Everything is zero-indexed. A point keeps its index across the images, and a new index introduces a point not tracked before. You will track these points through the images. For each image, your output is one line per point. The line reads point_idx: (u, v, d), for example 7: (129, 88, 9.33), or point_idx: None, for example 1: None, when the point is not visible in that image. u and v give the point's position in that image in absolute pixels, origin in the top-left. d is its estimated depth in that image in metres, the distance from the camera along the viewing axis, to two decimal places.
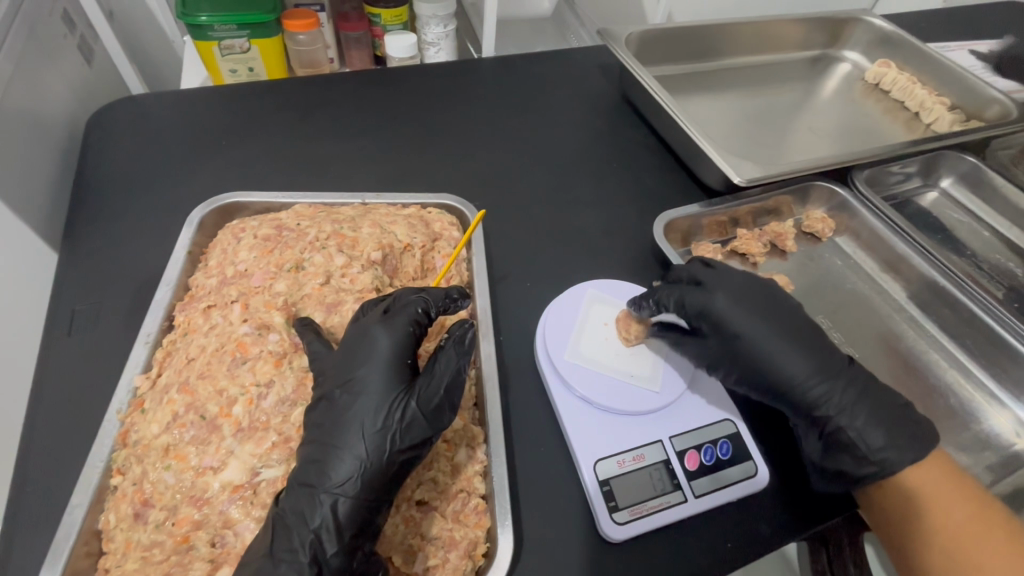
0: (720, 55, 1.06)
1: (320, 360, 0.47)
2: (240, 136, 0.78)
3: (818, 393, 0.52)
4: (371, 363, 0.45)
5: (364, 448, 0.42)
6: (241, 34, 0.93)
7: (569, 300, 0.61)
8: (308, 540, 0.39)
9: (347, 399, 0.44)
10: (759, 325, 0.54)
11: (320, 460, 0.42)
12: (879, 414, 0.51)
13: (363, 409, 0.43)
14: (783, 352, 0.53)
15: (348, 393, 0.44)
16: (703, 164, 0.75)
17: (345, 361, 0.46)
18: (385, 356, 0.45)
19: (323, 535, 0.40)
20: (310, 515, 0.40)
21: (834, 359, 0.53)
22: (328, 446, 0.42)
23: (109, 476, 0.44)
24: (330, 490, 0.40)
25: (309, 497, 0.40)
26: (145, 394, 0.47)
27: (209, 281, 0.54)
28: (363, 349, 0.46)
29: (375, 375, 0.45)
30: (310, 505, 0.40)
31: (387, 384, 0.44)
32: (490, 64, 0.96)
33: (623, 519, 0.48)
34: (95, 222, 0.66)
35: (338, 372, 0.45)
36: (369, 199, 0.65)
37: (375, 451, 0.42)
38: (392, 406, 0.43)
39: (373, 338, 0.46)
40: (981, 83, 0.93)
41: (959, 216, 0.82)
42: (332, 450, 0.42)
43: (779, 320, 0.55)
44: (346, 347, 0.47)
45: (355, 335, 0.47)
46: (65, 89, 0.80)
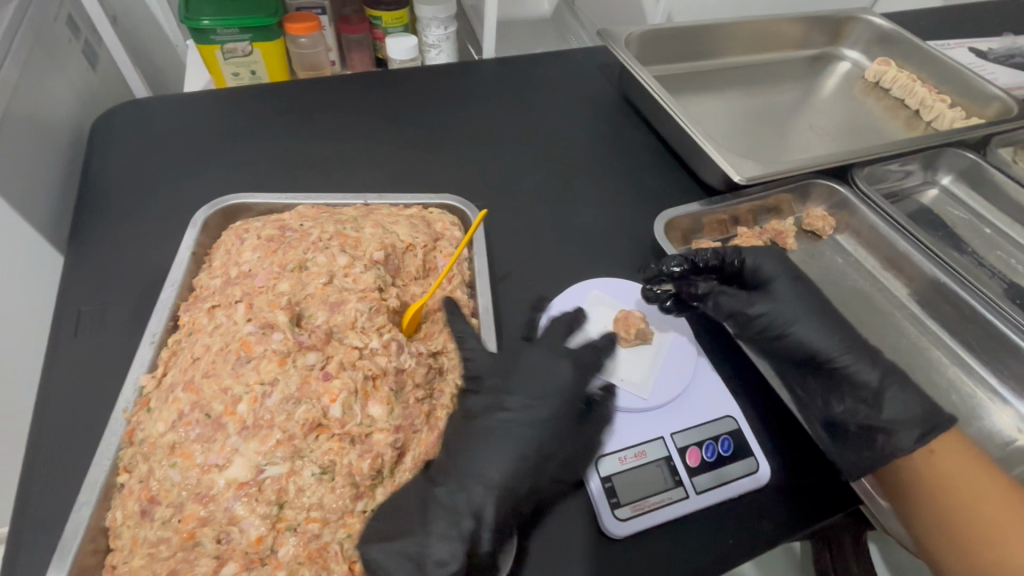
0: (719, 55, 1.06)
1: (482, 365, 0.54)
2: (244, 138, 0.78)
3: (842, 367, 0.58)
4: (558, 390, 0.53)
5: (526, 462, 0.50)
6: (243, 37, 0.94)
7: (571, 298, 0.63)
8: (468, 529, 0.46)
9: (527, 416, 0.52)
10: (794, 304, 0.61)
11: (482, 465, 0.49)
12: (898, 391, 0.56)
13: (535, 432, 0.51)
14: (812, 331, 0.60)
15: (532, 412, 0.52)
16: (704, 163, 0.75)
17: (528, 386, 0.54)
18: (567, 388, 0.53)
19: (480, 525, 0.46)
20: (470, 510, 0.46)
21: (856, 342, 0.59)
22: (496, 455, 0.50)
23: (116, 474, 0.44)
24: (490, 489, 0.48)
25: (472, 493, 0.47)
26: (150, 393, 0.47)
27: (213, 282, 0.54)
28: (550, 378, 0.54)
29: (556, 401, 0.53)
30: (474, 497, 0.47)
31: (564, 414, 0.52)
32: (490, 64, 0.96)
33: (624, 516, 0.48)
34: (102, 222, 0.66)
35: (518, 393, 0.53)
36: (371, 200, 0.66)
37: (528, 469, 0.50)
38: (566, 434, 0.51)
39: (557, 369, 0.54)
40: (980, 80, 0.93)
41: (959, 213, 0.83)
42: (500, 458, 0.50)
43: (813, 305, 0.61)
44: (528, 368, 0.55)
45: (538, 364, 0.55)
46: (70, 93, 0.80)
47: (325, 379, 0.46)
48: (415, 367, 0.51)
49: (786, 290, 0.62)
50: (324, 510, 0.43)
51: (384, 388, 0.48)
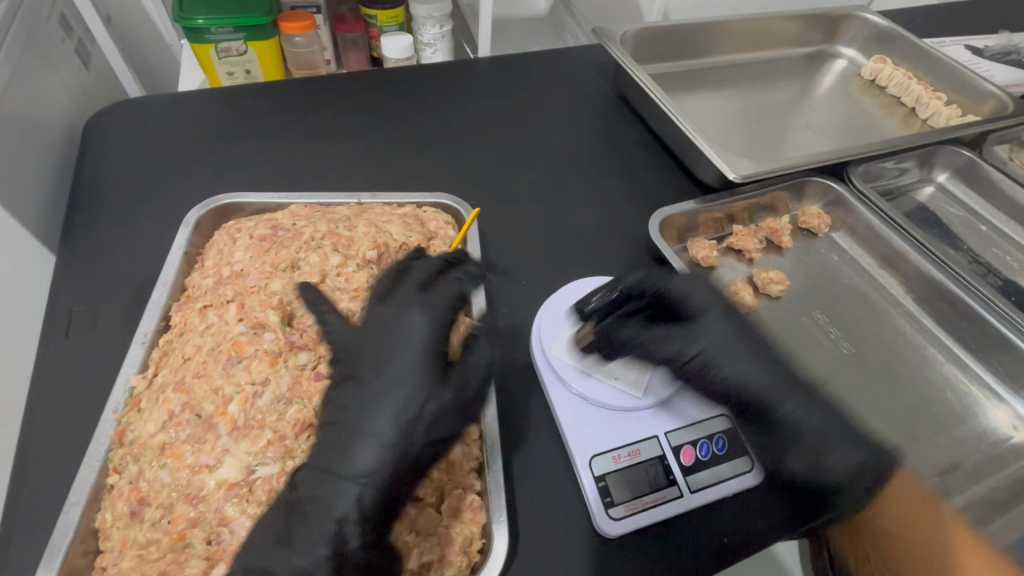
0: (715, 53, 1.06)
1: (340, 340, 0.48)
2: (238, 138, 0.78)
3: (785, 409, 0.52)
4: (411, 343, 0.48)
5: (389, 435, 0.44)
6: (237, 36, 0.94)
7: (567, 296, 0.61)
8: (331, 530, 0.40)
9: (379, 380, 0.46)
10: (725, 339, 0.56)
11: (343, 445, 0.43)
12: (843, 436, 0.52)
13: (398, 402, 0.45)
14: (748, 368, 0.54)
15: (383, 379, 0.46)
16: (699, 161, 0.75)
17: (381, 342, 0.48)
18: (421, 338, 0.48)
19: (350, 521, 0.41)
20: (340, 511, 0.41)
21: (792, 379, 0.55)
22: (352, 432, 0.44)
23: (105, 475, 0.44)
24: (353, 479, 0.42)
25: (331, 486, 0.42)
26: (141, 394, 0.47)
27: (205, 282, 0.54)
28: (403, 331, 0.49)
29: (413, 357, 0.47)
30: (340, 495, 0.42)
31: (420, 370, 0.47)
32: (485, 63, 0.96)
33: (618, 515, 0.48)
34: (93, 222, 0.66)
35: (371, 351, 0.48)
36: (365, 199, 0.65)
37: (399, 443, 0.44)
38: (426, 395, 0.46)
39: (409, 321, 0.49)
40: (976, 78, 0.93)
41: (955, 211, 0.82)
42: (358, 435, 0.44)
43: (748, 339, 0.56)
44: (381, 327, 0.49)
45: (393, 320, 0.49)
46: (63, 93, 0.80)
47: (317, 380, 0.48)
48: None
49: (718, 326, 0.57)
50: None
51: None
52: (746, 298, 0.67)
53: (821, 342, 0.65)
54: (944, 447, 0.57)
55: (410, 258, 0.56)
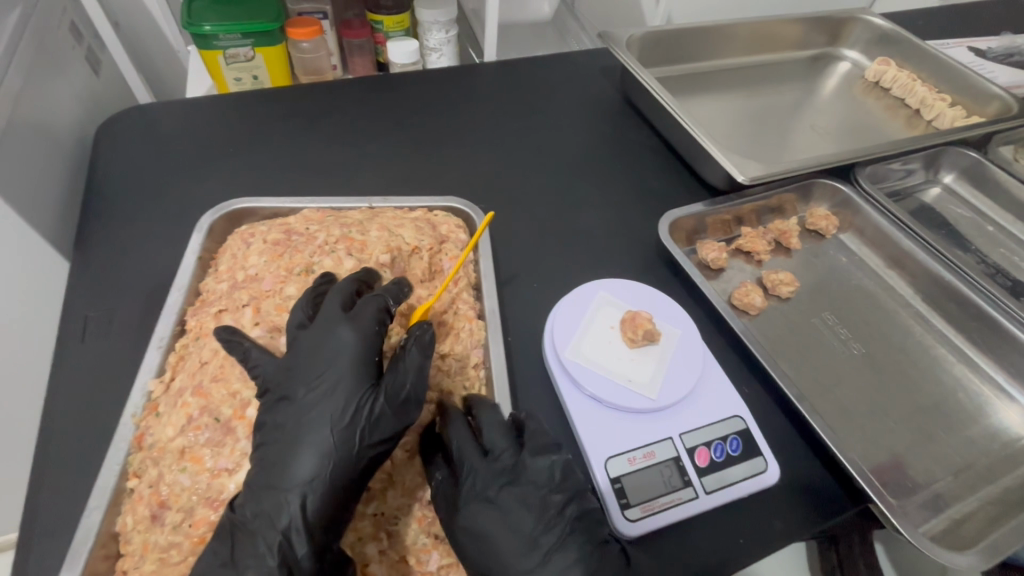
0: (719, 57, 1.06)
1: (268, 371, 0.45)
2: (248, 143, 0.79)
3: None
4: (336, 360, 0.45)
5: (327, 442, 0.42)
6: (245, 42, 0.94)
7: (578, 300, 0.62)
8: (276, 541, 0.40)
9: (311, 394, 0.44)
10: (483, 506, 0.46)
11: (282, 460, 0.42)
12: None
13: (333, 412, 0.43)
14: None
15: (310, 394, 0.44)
16: (707, 164, 0.76)
17: (308, 359, 0.45)
18: (353, 350, 0.45)
19: (294, 528, 0.40)
20: (280, 520, 0.40)
21: None
22: (288, 447, 0.42)
23: (125, 479, 0.44)
24: (295, 489, 0.41)
25: (272, 496, 0.41)
26: (159, 398, 0.47)
27: (220, 286, 0.54)
28: (328, 346, 0.46)
29: (346, 364, 0.45)
30: (277, 507, 0.40)
31: (357, 378, 0.45)
32: (492, 67, 0.96)
33: (635, 516, 0.48)
34: (106, 228, 0.67)
35: (302, 371, 0.45)
36: (376, 203, 0.66)
37: (341, 446, 0.42)
38: (360, 402, 0.44)
39: (338, 335, 0.46)
40: (981, 79, 0.94)
41: (962, 211, 0.83)
42: (295, 446, 0.42)
43: (535, 521, 0.45)
44: (306, 345, 0.46)
45: (318, 335, 0.46)
46: (73, 99, 0.81)
47: None
48: None
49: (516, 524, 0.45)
50: None
51: None
52: (757, 299, 0.67)
53: (831, 343, 0.65)
54: (957, 447, 0.57)
55: (319, 285, 0.52)
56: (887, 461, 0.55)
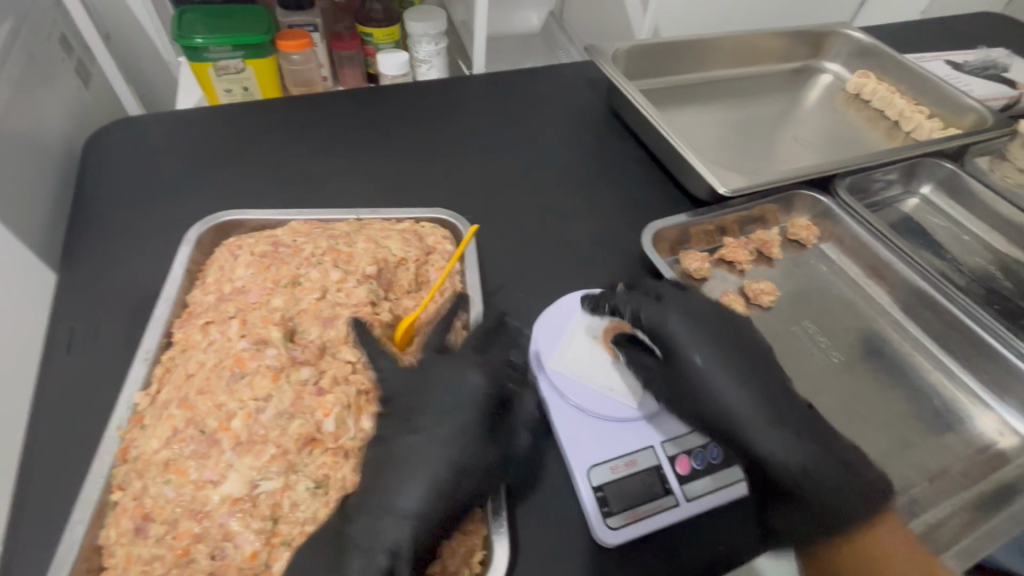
0: (704, 69, 1.08)
1: (394, 383, 0.51)
2: (237, 155, 0.79)
3: (753, 435, 0.52)
4: (467, 404, 0.51)
5: (438, 481, 0.46)
6: (235, 55, 0.95)
7: (562, 310, 0.62)
8: (383, 563, 0.42)
9: (437, 430, 0.49)
10: (712, 360, 0.55)
11: (392, 485, 0.46)
12: (821, 462, 0.51)
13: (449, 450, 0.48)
14: (725, 389, 0.54)
15: (437, 431, 0.49)
16: (690, 176, 0.77)
17: (430, 403, 0.51)
18: (476, 394, 0.51)
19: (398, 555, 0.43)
20: (384, 541, 0.43)
21: (771, 395, 0.54)
22: (402, 474, 0.46)
23: (109, 492, 0.44)
24: (405, 515, 0.44)
25: (386, 519, 0.44)
26: (144, 410, 0.48)
27: (207, 298, 0.55)
28: (459, 388, 0.52)
29: (471, 408, 0.51)
30: (393, 528, 0.44)
31: (479, 424, 0.50)
32: (480, 79, 0.98)
33: (617, 524, 0.49)
34: (95, 239, 0.67)
35: (428, 407, 0.50)
36: (364, 215, 0.66)
37: (451, 477, 0.47)
38: (480, 445, 0.49)
39: (468, 379, 0.52)
40: (957, 92, 0.96)
41: (939, 221, 0.85)
42: (408, 474, 0.46)
43: (718, 331, 0.57)
44: (430, 387, 0.52)
45: (445, 380, 0.52)
46: (63, 111, 0.81)
47: (319, 394, 0.47)
48: None
49: (701, 329, 0.57)
50: (319, 525, 0.44)
51: (374, 403, 0.50)
52: (738, 309, 0.68)
53: (811, 351, 0.67)
54: (932, 452, 0.58)
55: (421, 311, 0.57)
56: None
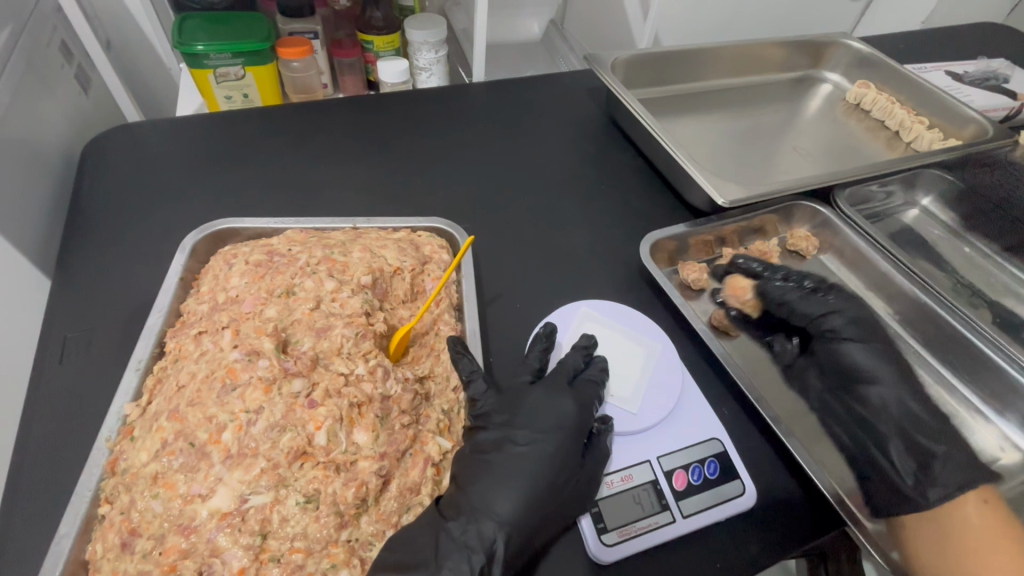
0: (704, 77, 1.08)
1: (489, 403, 0.54)
2: (234, 162, 0.79)
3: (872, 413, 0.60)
4: (561, 425, 0.51)
5: (527, 495, 0.48)
6: (236, 62, 0.95)
7: (561, 322, 0.63)
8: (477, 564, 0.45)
9: (531, 446, 0.50)
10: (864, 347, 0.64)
11: (483, 495, 0.47)
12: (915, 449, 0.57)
13: (546, 461, 0.49)
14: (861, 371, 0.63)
15: (538, 445, 0.50)
16: (689, 185, 0.77)
17: (530, 419, 0.52)
18: (570, 418, 0.51)
19: (491, 560, 0.45)
20: (482, 539, 0.46)
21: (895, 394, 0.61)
22: (497, 484, 0.48)
23: (97, 505, 0.44)
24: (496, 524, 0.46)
25: (484, 519, 0.46)
26: (135, 422, 0.47)
27: (201, 307, 0.54)
28: (553, 411, 0.52)
29: (559, 432, 0.51)
30: (482, 532, 0.46)
31: (571, 447, 0.50)
32: (480, 87, 0.98)
33: (612, 541, 0.48)
34: (90, 248, 0.67)
35: (520, 425, 0.52)
36: (360, 224, 0.66)
37: (542, 494, 0.48)
38: (570, 468, 0.49)
39: (559, 403, 0.52)
40: (958, 103, 0.96)
41: (939, 233, 0.84)
42: (500, 486, 0.48)
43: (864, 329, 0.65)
44: (532, 402, 0.53)
45: (542, 400, 0.53)
46: (62, 118, 0.81)
47: (311, 407, 0.46)
48: (401, 394, 0.50)
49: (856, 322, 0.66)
50: (308, 541, 0.42)
51: (369, 415, 0.48)
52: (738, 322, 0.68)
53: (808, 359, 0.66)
54: None
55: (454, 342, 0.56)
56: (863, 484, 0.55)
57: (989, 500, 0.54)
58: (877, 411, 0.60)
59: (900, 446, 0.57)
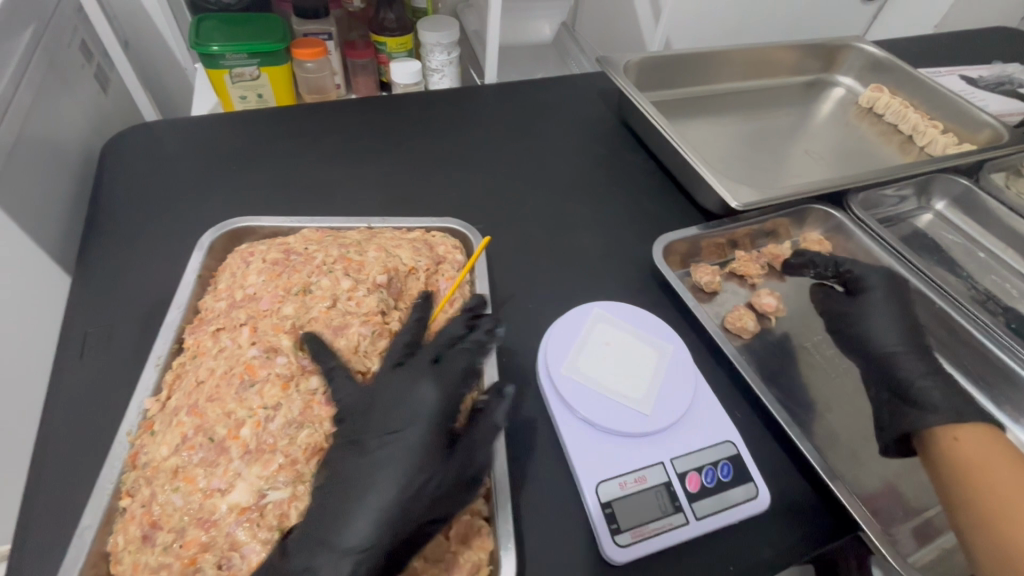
0: (716, 81, 1.08)
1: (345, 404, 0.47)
2: (250, 162, 0.80)
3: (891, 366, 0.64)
4: (418, 418, 0.46)
5: (387, 512, 0.42)
6: (251, 62, 0.96)
7: (571, 323, 0.62)
8: None
9: (386, 451, 0.45)
10: (889, 306, 0.68)
11: (338, 516, 0.42)
12: (938, 393, 0.59)
13: (404, 460, 0.44)
14: (884, 326, 0.66)
15: (389, 447, 0.45)
16: (702, 189, 0.77)
17: (386, 408, 0.47)
18: (431, 413, 0.46)
19: None
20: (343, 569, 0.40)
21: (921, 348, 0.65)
22: (347, 503, 0.43)
23: (118, 498, 0.44)
24: (347, 552, 0.40)
25: (336, 546, 0.41)
26: (155, 416, 0.48)
27: (218, 304, 0.55)
28: (410, 403, 0.47)
29: (418, 429, 0.46)
30: (332, 563, 0.40)
31: (432, 451, 0.45)
32: (492, 89, 0.98)
33: (625, 542, 0.48)
34: (109, 246, 0.67)
35: (374, 423, 0.46)
36: (375, 224, 0.67)
37: (401, 512, 0.42)
38: (429, 472, 0.44)
39: (420, 395, 0.47)
40: (972, 107, 0.95)
41: (953, 237, 0.84)
42: (353, 504, 0.42)
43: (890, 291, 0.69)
44: (384, 395, 0.48)
45: (398, 388, 0.48)
46: (81, 116, 0.82)
47: (327, 404, 0.49)
48: None
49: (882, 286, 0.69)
50: None
51: None
52: (750, 324, 0.67)
53: (820, 362, 0.66)
54: None
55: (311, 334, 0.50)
56: (877, 488, 0.55)
57: (959, 436, 0.55)
58: (899, 363, 0.64)
59: (905, 397, 0.61)
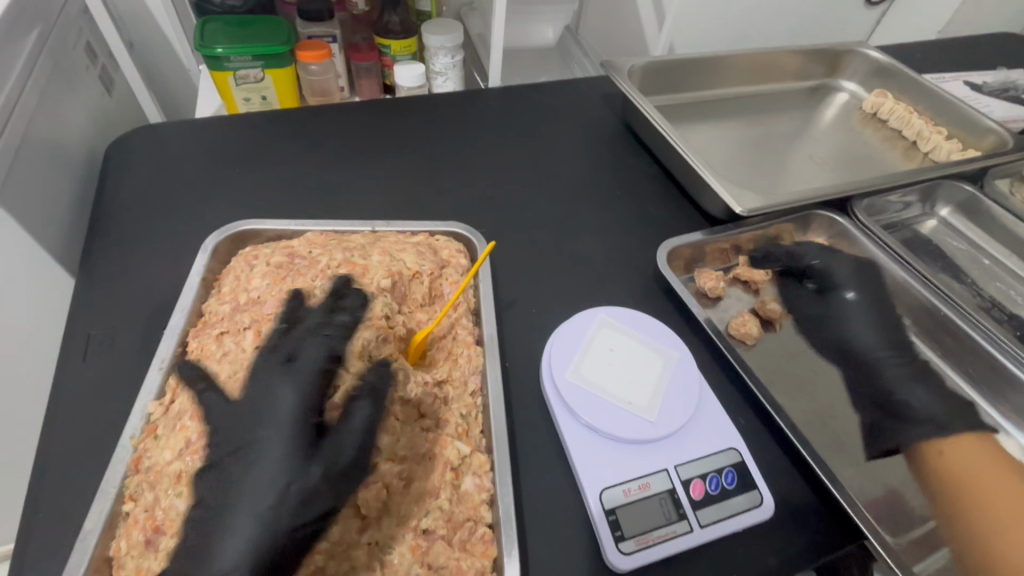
0: (720, 86, 1.08)
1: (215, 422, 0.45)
2: (254, 164, 0.80)
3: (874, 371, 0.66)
4: (271, 425, 0.43)
5: (257, 529, 0.39)
6: (255, 65, 0.96)
7: (575, 329, 0.62)
8: None
9: (251, 463, 0.42)
10: (868, 315, 0.71)
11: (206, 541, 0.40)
12: (918, 401, 0.63)
13: (265, 470, 0.41)
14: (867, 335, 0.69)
15: (246, 458, 0.42)
16: (706, 194, 0.77)
17: (245, 419, 0.44)
18: (286, 416, 0.44)
19: None
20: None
21: (900, 354, 0.68)
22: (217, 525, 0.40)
23: (121, 502, 0.44)
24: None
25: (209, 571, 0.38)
26: (158, 420, 0.48)
27: (222, 307, 0.55)
28: (268, 408, 0.44)
29: (277, 436, 0.43)
30: None
31: (293, 454, 0.42)
32: (496, 92, 0.99)
33: (629, 549, 0.48)
34: (113, 248, 0.67)
35: (239, 437, 0.44)
36: (379, 227, 0.67)
37: (266, 528, 0.39)
38: (292, 475, 0.41)
39: (276, 399, 0.45)
40: (976, 113, 0.95)
41: (957, 243, 0.84)
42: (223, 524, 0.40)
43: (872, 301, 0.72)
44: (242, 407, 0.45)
45: (257, 395, 0.45)
46: (85, 117, 0.82)
47: None
48: (421, 397, 0.51)
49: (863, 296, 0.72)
50: None
51: None
52: (754, 330, 0.67)
53: (824, 368, 0.66)
54: None
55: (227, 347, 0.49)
56: (881, 495, 0.55)
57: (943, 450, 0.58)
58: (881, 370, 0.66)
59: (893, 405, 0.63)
